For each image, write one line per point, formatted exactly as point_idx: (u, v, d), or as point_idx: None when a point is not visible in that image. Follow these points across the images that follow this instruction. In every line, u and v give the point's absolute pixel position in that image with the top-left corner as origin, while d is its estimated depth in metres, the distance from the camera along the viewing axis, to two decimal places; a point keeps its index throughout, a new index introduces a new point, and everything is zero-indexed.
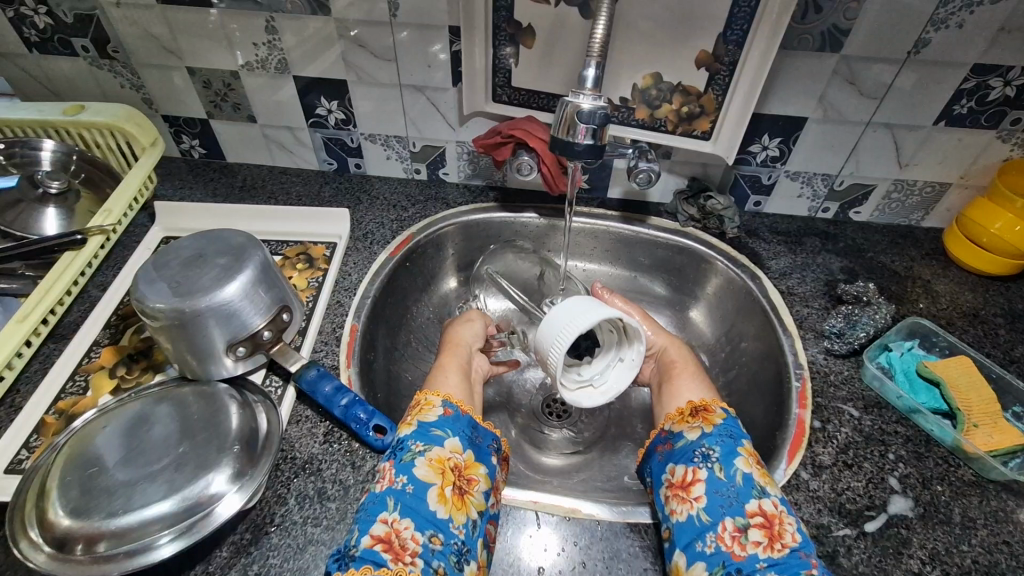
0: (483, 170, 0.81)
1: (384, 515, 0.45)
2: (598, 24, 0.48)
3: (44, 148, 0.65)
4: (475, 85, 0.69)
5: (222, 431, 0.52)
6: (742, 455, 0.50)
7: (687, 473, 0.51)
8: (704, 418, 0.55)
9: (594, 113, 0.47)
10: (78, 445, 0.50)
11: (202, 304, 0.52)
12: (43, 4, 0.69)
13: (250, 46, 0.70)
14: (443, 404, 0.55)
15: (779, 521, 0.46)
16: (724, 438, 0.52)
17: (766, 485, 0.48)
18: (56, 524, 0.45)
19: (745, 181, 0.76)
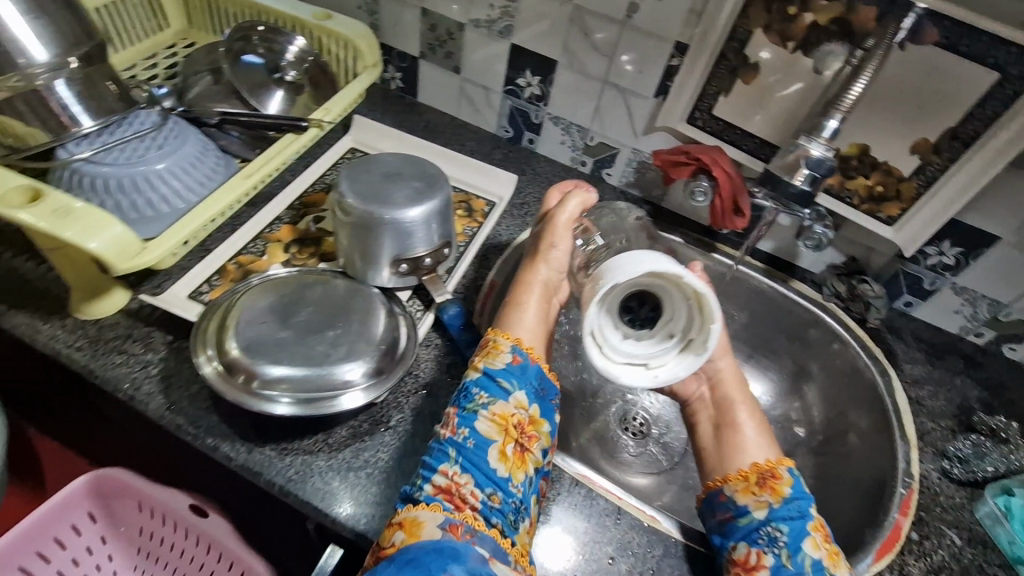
0: (646, 183, 0.83)
1: (446, 467, 0.47)
2: (855, 85, 0.52)
3: (295, 43, 0.74)
4: (678, 102, 0.71)
5: (368, 330, 0.57)
6: (811, 535, 0.48)
7: (750, 554, 0.48)
8: (772, 489, 0.51)
9: (821, 162, 0.53)
10: (254, 295, 0.57)
11: (392, 219, 0.58)
12: None
13: (485, 6, 0.76)
14: (513, 351, 0.55)
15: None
16: (793, 513, 0.49)
17: (836, 570, 0.47)
18: (227, 352, 0.52)
19: (906, 279, 0.73)
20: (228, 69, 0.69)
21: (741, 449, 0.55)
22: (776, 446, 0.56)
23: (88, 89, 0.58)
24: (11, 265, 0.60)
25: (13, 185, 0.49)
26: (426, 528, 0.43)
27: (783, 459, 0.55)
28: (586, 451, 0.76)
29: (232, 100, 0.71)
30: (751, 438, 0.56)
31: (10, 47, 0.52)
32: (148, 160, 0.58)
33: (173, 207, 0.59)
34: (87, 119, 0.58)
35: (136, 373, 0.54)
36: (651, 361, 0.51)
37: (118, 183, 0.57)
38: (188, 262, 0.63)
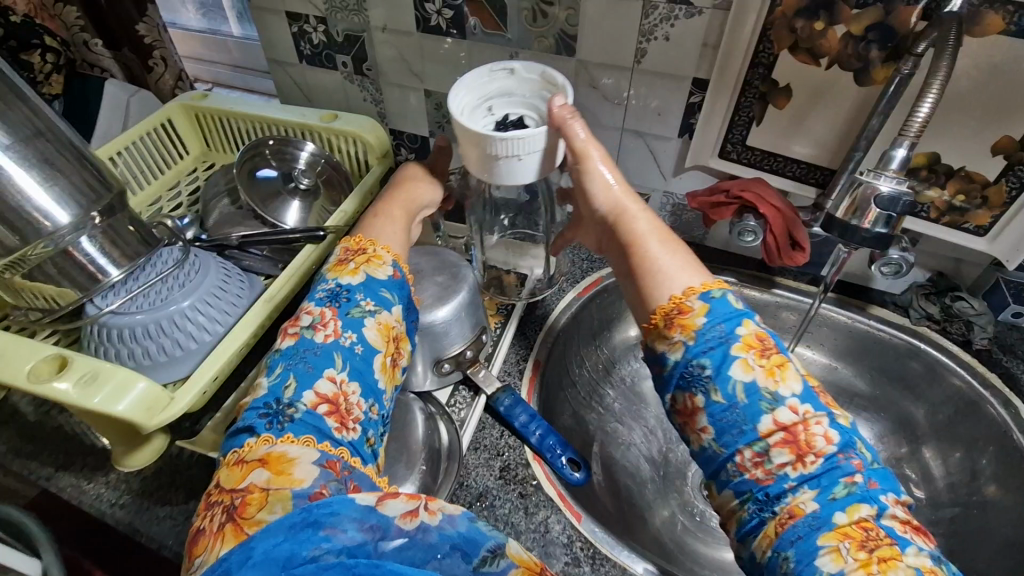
0: (684, 224, 0.77)
1: (331, 373, 0.43)
2: (923, 103, 0.45)
3: (304, 149, 0.73)
4: (706, 138, 0.65)
5: (409, 445, 0.55)
6: (741, 358, 0.42)
7: (686, 399, 0.44)
8: (682, 324, 0.44)
9: (896, 200, 0.46)
10: None
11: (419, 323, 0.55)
12: (323, 24, 0.79)
13: None
14: (392, 264, 0.51)
15: (806, 428, 0.40)
16: (714, 342, 0.43)
17: (777, 386, 0.41)
18: None
19: (1009, 287, 0.62)
20: (242, 186, 0.68)
21: (662, 276, 0.47)
22: (700, 272, 0.47)
23: (110, 238, 0.57)
24: (57, 422, 0.59)
25: (41, 356, 0.48)
26: (297, 465, 0.37)
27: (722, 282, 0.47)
28: (669, 530, 0.68)
29: (251, 217, 0.70)
30: (671, 272, 0.47)
31: (33, 216, 0.52)
32: (173, 300, 0.56)
33: (202, 341, 0.58)
34: (114, 268, 0.56)
35: (179, 527, 0.51)
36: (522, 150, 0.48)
37: (145, 329, 0.56)
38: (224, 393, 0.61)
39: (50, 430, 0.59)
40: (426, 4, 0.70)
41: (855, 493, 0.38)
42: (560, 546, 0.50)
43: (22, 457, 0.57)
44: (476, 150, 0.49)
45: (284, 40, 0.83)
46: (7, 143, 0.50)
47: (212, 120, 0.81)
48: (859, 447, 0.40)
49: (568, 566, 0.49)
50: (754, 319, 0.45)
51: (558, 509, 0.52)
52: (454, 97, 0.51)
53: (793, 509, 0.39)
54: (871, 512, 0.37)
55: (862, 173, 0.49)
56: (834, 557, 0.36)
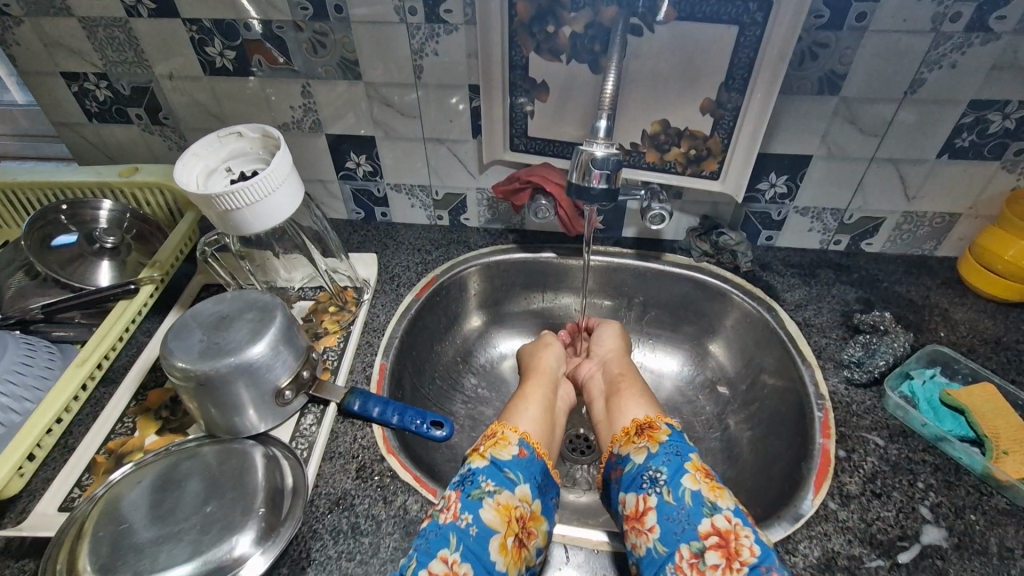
0: (502, 214, 0.85)
1: (446, 553, 0.46)
2: (608, 83, 0.56)
3: (103, 207, 0.71)
4: (494, 136, 0.74)
5: (248, 490, 0.53)
6: (689, 473, 0.52)
7: (638, 501, 0.52)
8: (650, 436, 0.57)
9: (606, 160, 0.52)
10: (111, 500, 0.52)
11: (235, 366, 0.55)
12: (105, 80, 0.77)
13: (286, 109, 0.77)
14: (519, 443, 0.57)
15: (736, 537, 0.47)
16: (670, 456, 0.54)
17: (717, 500, 0.50)
18: None
19: (756, 218, 0.79)
20: (33, 257, 0.65)
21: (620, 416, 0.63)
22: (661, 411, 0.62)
23: None
24: None
25: None
26: None
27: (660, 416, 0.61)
28: None
29: (54, 287, 0.67)
30: (639, 402, 0.64)
31: None
32: None
33: (10, 423, 0.54)
34: None
35: None
36: (236, 206, 0.54)
37: None
38: (50, 472, 0.58)
39: None
40: (206, 48, 0.72)
41: None
42: (419, 523, 0.54)
43: None
44: (219, 212, 0.54)
45: (65, 101, 0.80)
46: None
47: None
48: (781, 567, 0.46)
49: None
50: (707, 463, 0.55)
51: (414, 490, 0.56)
52: (182, 167, 0.55)
53: None
54: None
55: (581, 146, 0.54)
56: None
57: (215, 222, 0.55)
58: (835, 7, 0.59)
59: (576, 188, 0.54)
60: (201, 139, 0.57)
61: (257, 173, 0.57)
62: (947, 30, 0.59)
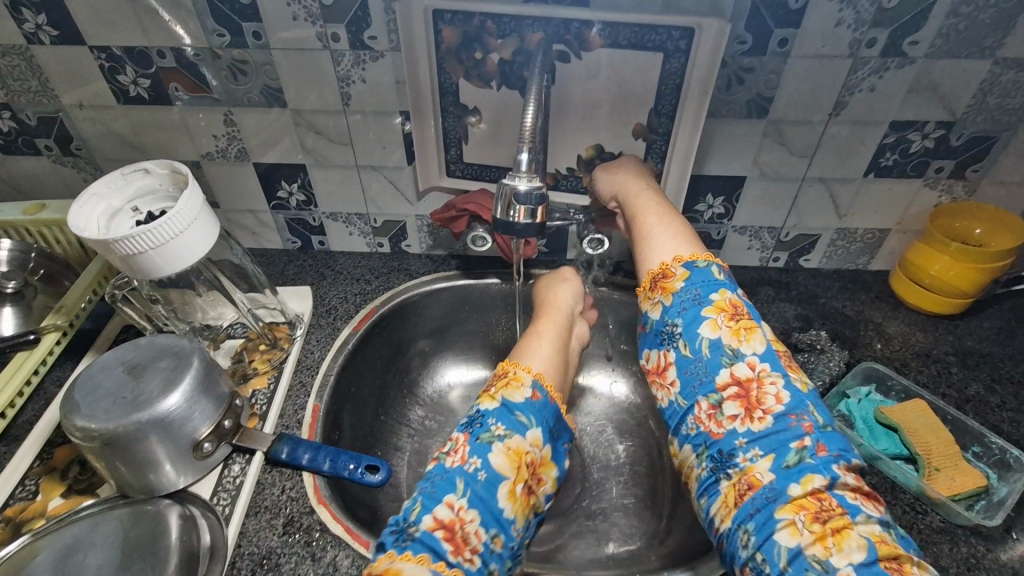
0: (445, 240, 0.83)
1: (452, 499, 0.44)
2: (528, 112, 0.52)
3: (3, 248, 0.65)
4: (429, 161, 0.72)
5: (159, 561, 0.51)
6: (710, 319, 0.49)
7: (659, 357, 0.51)
8: (663, 287, 0.52)
9: (530, 193, 0.50)
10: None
11: (144, 421, 0.51)
12: (8, 110, 0.72)
13: (209, 137, 0.73)
14: (532, 386, 0.52)
15: (759, 386, 0.46)
16: (686, 304, 0.50)
17: (739, 345, 0.47)
18: None
19: (696, 237, 0.79)
20: None
21: (654, 243, 0.55)
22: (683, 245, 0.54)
23: None
24: None
25: None
26: None
27: (710, 254, 0.53)
28: None
29: None
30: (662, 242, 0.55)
31: None
32: None
33: None
34: None
35: None
36: (143, 248, 0.50)
37: None
38: None
39: None
40: (118, 76, 0.67)
41: (806, 460, 0.42)
42: None
43: None
44: (122, 256, 0.50)
45: None
46: None
47: None
48: (811, 412, 0.45)
49: None
50: (732, 289, 0.51)
51: (345, 544, 0.53)
52: (78, 212, 0.51)
53: (752, 480, 0.43)
54: (823, 481, 0.41)
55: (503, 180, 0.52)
56: (790, 530, 0.40)
57: (120, 266, 0.51)
58: (758, 34, 0.59)
59: (502, 223, 0.52)
60: (102, 179, 0.53)
61: (166, 211, 0.54)
62: (864, 55, 0.60)
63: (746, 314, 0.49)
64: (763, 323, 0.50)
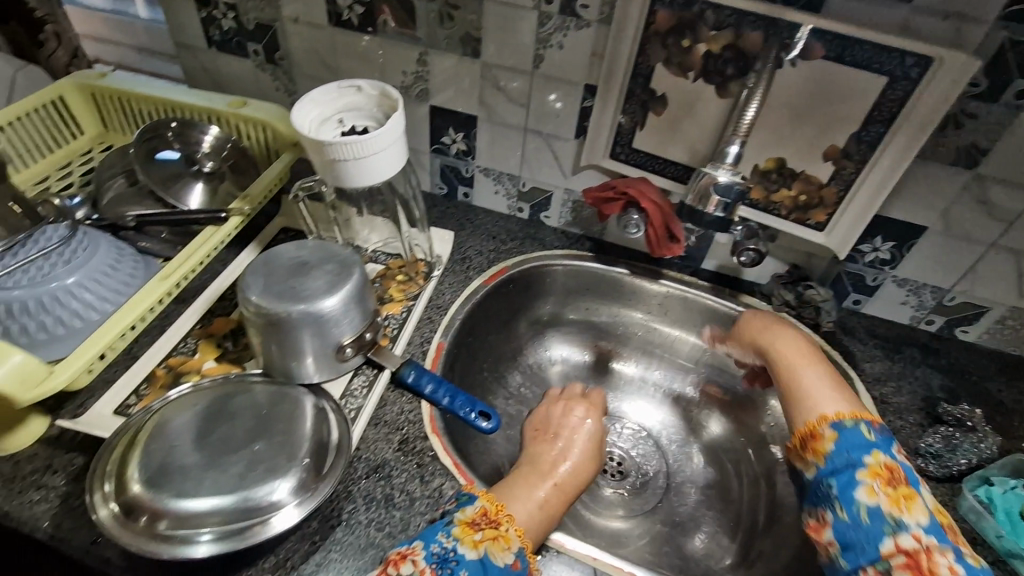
0: (584, 220, 0.83)
1: None
2: (750, 108, 0.54)
3: (209, 133, 0.72)
4: (598, 139, 0.72)
5: (294, 437, 0.53)
6: (865, 483, 0.51)
7: (817, 518, 0.53)
8: (815, 450, 0.55)
9: (730, 187, 0.53)
10: (166, 414, 0.53)
11: (306, 314, 0.55)
12: (234, 11, 0.79)
13: (398, 72, 0.77)
14: (517, 552, 0.46)
15: (928, 556, 0.46)
16: (841, 467, 0.53)
17: (899, 514, 0.49)
18: (129, 487, 0.48)
19: (848, 278, 0.74)
20: (138, 167, 0.67)
21: (810, 400, 0.58)
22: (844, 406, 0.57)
23: None
24: None
25: None
26: None
27: (858, 413, 0.56)
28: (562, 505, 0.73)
29: (147, 199, 0.69)
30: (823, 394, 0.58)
31: None
32: (56, 277, 0.55)
33: (88, 320, 0.57)
34: None
35: (55, 509, 0.50)
36: (349, 157, 0.54)
37: (24, 305, 0.54)
38: (113, 374, 0.60)
39: None
40: None
41: None
42: None
43: None
44: (325, 159, 0.54)
45: (192, 24, 0.82)
46: None
47: (111, 100, 0.78)
48: None
49: None
50: (886, 451, 0.53)
51: (452, 476, 0.56)
52: (300, 110, 0.56)
53: None
54: None
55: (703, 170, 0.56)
56: None
57: (322, 170, 0.56)
58: (999, 78, 0.54)
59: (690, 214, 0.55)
60: (320, 88, 0.57)
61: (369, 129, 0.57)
62: None
63: (903, 479, 0.51)
64: (922, 490, 0.51)
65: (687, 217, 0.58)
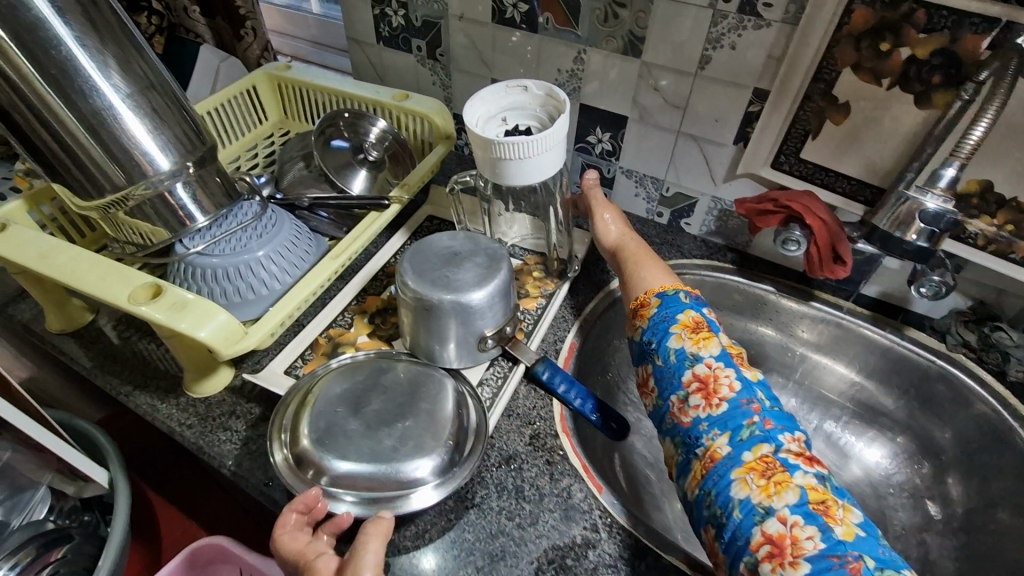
0: (729, 230, 0.79)
1: None
2: (976, 128, 0.50)
3: (376, 124, 0.77)
4: (761, 148, 0.68)
5: (439, 418, 0.55)
6: (676, 333, 0.56)
7: (643, 373, 0.58)
8: (642, 314, 0.60)
9: (940, 217, 0.54)
10: (331, 379, 0.59)
11: (457, 304, 0.57)
12: (404, 9, 0.83)
13: (553, 70, 0.77)
14: None
15: (716, 379, 0.52)
16: (659, 326, 0.58)
17: (698, 350, 0.55)
18: (300, 443, 0.53)
19: None
20: (318, 154, 0.74)
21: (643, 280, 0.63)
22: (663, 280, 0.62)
23: (201, 187, 0.63)
24: (136, 347, 0.67)
25: (137, 284, 0.54)
26: None
27: (679, 284, 0.61)
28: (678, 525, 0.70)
29: (320, 182, 0.76)
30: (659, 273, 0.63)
31: (140, 160, 0.57)
32: (249, 249, 0.64)
33: (271, 289, 0.65)
34: (200, 214, 0.63)
35: (237, 451, 0.58)
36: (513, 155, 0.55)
37: (224, 272, 0.63)
38: (285, 339, 0.67)
39: (130, 353, 0.67)
40: None
41: (756, 433, 0.48)
42: (580, 512, 0.54)
43: (107, 373, 0.65)
44: (491, 157, 0.56)
45: (366, 21, 0.89)
46: (126, 92, 0.55)
47: (293, 90, 0.86)
48: (761, 397, 0.51)
49: (586, 531, 0.53)
50: (698, 309, 0.58)
51: (581, 479, 0.56)
52: (470, 108, 0.58)
53: (713, 453, 0.49)
54: (770, 448, 0.47)
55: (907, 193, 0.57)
56: (742, 486, 0.46)
57: (485, 165, 0.58)
58: None
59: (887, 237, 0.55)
60: (492, 87, 0.60)
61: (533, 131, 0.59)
62: None
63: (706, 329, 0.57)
64: (722, 334, 0.57)
65: (878, 241, 0.60)
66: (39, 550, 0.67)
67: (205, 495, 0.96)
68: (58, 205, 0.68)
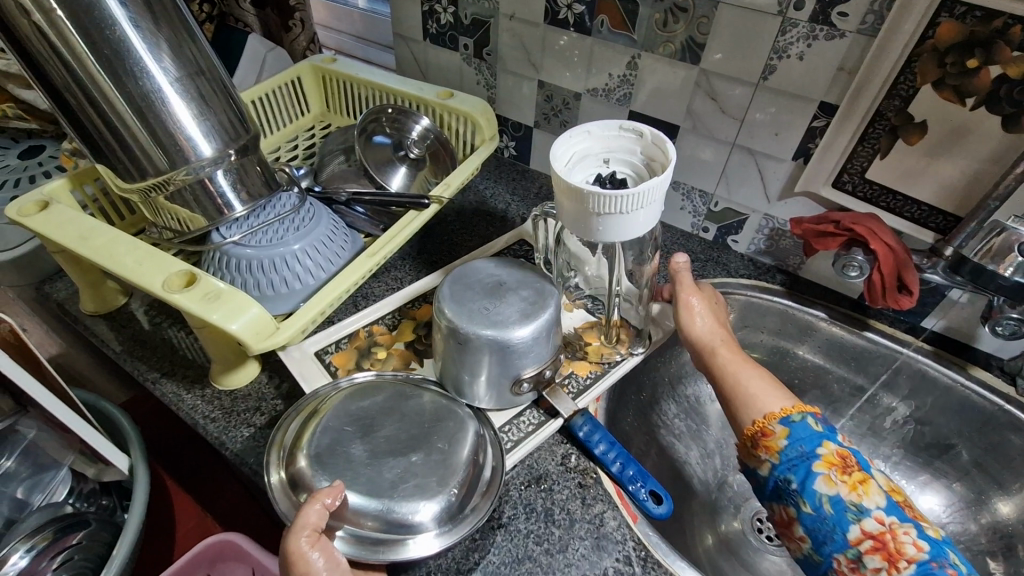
0: (780, 250, 0.75)
1: None
2: None
3: (420, 122, 0.76)
4: (823, 165, 0.64)
5: (452, 460, 0.50)
6: (823, 474, 0.48)
7: (781, 511, 0.50)
8: (767, 446, 0.51)
9: None
10: (348, 399, 0.55)
11: (497, 339, 0.52)
12: (454, 6, 0.82)
13: (603, 75, 0.75)
14: None
15: (894, 537, 0.45)
16: (796, 462, 0.49)
17: (861, 499, 0.46)
18: (294, 465, 0.50)
19: None
20: (360, 149, 0.73)
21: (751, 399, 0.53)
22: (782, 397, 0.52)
23: (240, 176, 0.62)
24: (165, 334, 0.66)
25: (171, 271, 0.52)
26: None
27: (802, 404, 0.52)
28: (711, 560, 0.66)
29: (359, 177, 0.75)
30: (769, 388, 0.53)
31: (184, 145, 0.57)
32: (286, 242, 0.62)
33: (305, 283, 0.63)
34: (238, 204, 0.62)
35: (260, 448, 0.56)
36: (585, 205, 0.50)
37: (259, 263, 0.61)
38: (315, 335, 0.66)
39: (159, 340, 0.66)
40: None
41: None
42: (612, 542, 0.51)
43: (135, 359, 0.64)
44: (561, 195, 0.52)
45: (413, 17, 0.87)
46: (174, 76, 0.55)
47: (336, 83, 0.86)
48: (949, 555, 0.44)
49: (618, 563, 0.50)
50: (836, 438, 0.50)
51: (615, 505, 0.53)
52: (568, 141, 0.55)
53: None
54: None
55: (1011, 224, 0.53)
56: None
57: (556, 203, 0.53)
58: None
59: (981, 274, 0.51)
60: (601, 123, 0.56)
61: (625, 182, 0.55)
62: None
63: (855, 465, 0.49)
64: (873, 468, 0.49)
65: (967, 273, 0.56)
66: (57, 534, 0.66)
67: (222, 488, 0.95)
68: (100, 185, 0.68)
